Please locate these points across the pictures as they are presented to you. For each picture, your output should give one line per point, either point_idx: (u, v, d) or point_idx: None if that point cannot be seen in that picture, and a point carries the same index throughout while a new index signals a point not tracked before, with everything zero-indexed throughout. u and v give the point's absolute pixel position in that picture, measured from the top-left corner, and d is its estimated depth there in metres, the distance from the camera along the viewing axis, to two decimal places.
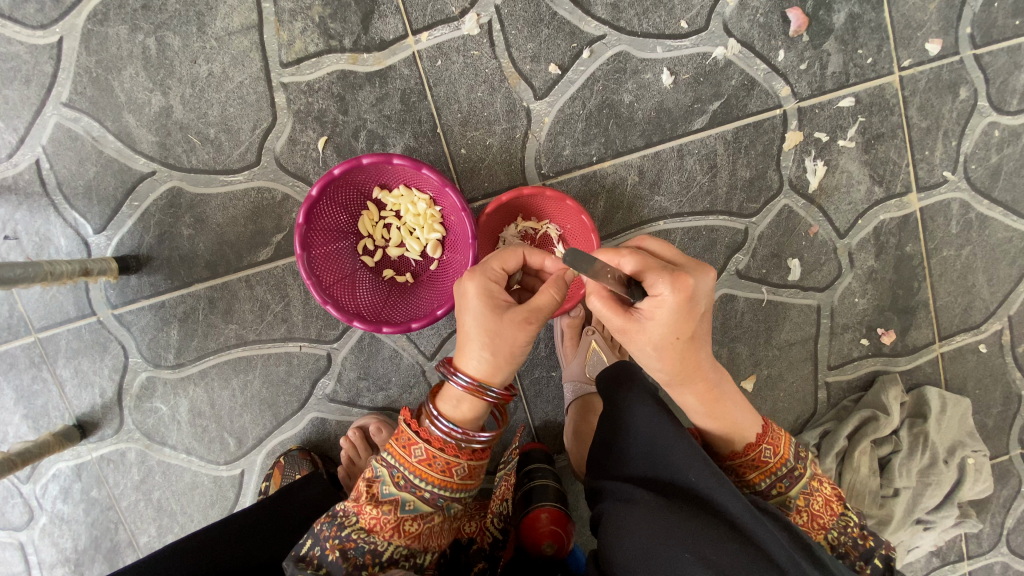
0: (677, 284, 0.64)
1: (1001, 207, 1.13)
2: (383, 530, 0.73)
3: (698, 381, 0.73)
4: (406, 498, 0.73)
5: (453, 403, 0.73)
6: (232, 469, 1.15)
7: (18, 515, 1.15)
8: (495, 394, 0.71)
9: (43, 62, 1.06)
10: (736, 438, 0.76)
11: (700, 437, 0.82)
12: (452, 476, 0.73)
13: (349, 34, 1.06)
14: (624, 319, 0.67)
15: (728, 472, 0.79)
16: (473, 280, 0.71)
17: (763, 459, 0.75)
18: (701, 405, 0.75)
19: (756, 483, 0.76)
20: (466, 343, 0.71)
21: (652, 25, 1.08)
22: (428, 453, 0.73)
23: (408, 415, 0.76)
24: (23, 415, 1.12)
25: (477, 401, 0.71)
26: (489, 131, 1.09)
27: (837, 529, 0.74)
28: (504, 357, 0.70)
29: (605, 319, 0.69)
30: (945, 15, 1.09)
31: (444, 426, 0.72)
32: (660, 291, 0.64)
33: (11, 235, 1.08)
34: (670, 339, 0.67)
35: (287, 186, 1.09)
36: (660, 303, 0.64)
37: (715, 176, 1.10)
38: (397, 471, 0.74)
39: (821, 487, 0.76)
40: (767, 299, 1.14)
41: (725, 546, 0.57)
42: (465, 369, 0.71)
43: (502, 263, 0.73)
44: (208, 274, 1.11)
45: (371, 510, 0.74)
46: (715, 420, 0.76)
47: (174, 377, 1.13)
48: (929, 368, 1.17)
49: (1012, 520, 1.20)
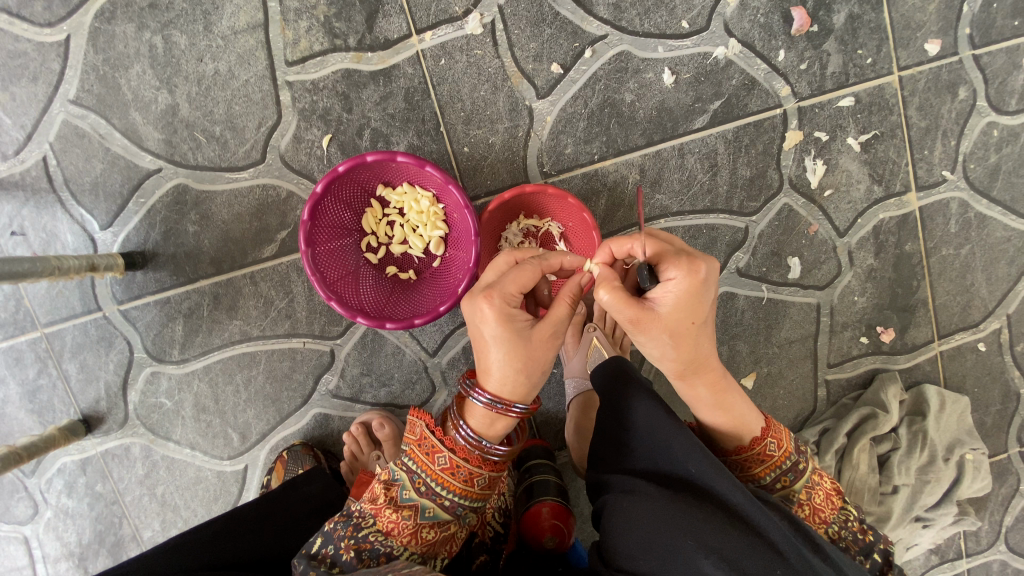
0: (696, 270, 0.68)
1: (1001, 207, 1.14)
2: (401, 535, 0.74)
3: (707, 371, 0.74)
4: (426, 504, 0.74)
5: (482, 419, 0.73)
6: (236, 464, 1.16)
7: (23, 509, 1.16)
8: (520, 409, 0.72)
9: (51, 59, 1.08)
10: (738, 433, 0.76)
11: (703, 434, 0.81)
12: (473, 486, 0.74)
13: (354, 33, 1.07)
14: (636, 309, 0.68)
15: (733, 466, 0.79)
16: (490, 302, 0.70)
17: (769, 452, 0.75)
18: (711, 395, 0.75)
19: (761, 477, 0.76)
20: (490, 363, 0.72)
21: (654, 25, 1.09)
22: (451, 462, 0.73)
23: (431, 421, 0.75)
24: (28, 409, 1.13)
25: (502, 417, 0.72)
26: (491, 129, 1.10)
27: (838, 523, 0.74)
28: (530, 373, 0.71)
29: (614, 313, 0.69)
30: (943, 16, 1.10)
31: (469, 435, 0.73)
32: (676, 275, 0.69)
33: (18, 231, 1.09)
34: (685, 325, 0.69)
35: (291, 183, 1.10)
36: (677, 286, 0.68)
37: (716, 175, 1.11)
38: (418, 476, 0.75)
39: (823, 481, 0.77)
40: (767, 297, 1.15)
41: (728, 533, 0.58)
42: (492, 389, 0.72)
43: (518, 286, 0.73)
44: (213, 270, 1.12)
45: (390, 514, 0.74)
46: (723, 413, 0.76)
47: (178, 372, 1.14)
48: (928, 367, 1.18)
49: (1011, 518, 1.20)
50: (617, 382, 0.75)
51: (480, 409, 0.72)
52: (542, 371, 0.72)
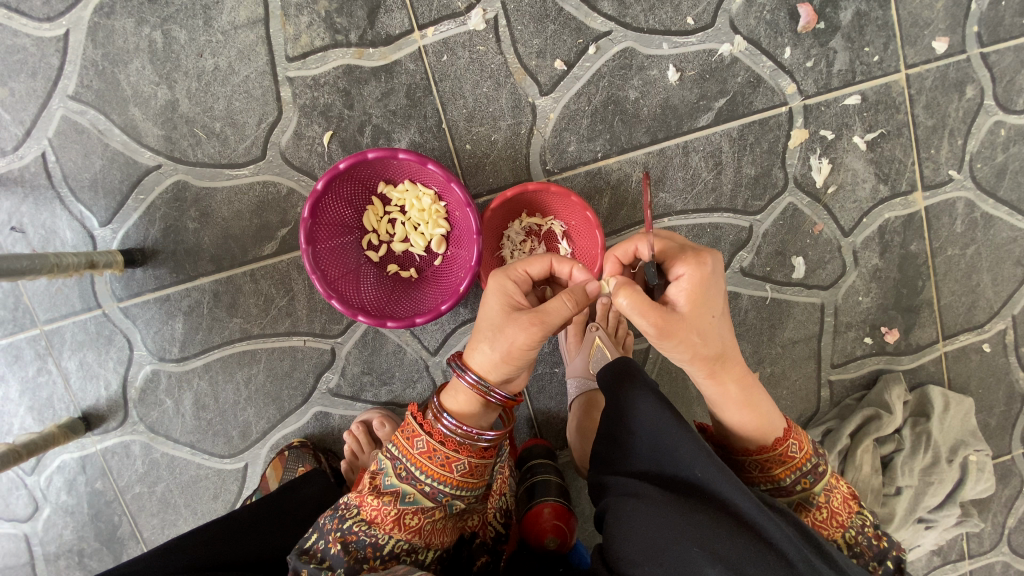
0: (700, 262, 0.69)
1: (1007, 207, 1.13)
2: (383, 523, 0.74)
3: (730, 370, 0.73)
4: (406, 490, 0.74)
5: (454, 397, 0.76)
6: (237, 462, 1.16)
7: (22, 506, 1.15)
8: (502, 396, 0.74)
9: (50, 55, 1.07)
10: (758, 436, 0.74)
11: (721, 436, 0.80)
12: (452, 472, 0.74)
13: (355, 29, 1.06)
14: (659, 313, 0.66)
15: (751, 467, 0.77)
16: (493, 277, 0.76)
17: (791, 453, 0.74)
18: (740, 396, 0.73)
19: (782, 478, 0.75)
20: (475, 338, 0.74)
21: (658, 21, 1.07)
22: (428, 446, 0.74)
23: (414, 408, 0.78)
24: (27, 406, 1.12)
25: (478, 398, 0.74)
26: (494, 127, 1.09)
27: (855, 528, 0.73)
28: (505, 355, 0.71)
29: (637, 322, 0.67)
30: (951, 14, 1.09)
31: (454, 427, 0.73)
32: (683, 271, 0.69)
33: (17, 227, 1.09)
34: (704, 321, 0.69)
35: (293, 180, 1.09)
36: (689, 282, 0.69)
37: (720, 173, 1.11)
38: (399, 462, 0.75)
39: (840, 485, 0.76)
40: (771, 297, 1.14)
41: (734, 541, 0.57)
42: (475, 367, 0.74)
43: (524, 267, 0.76)
44: (213, 268, 1.11)
45: (372, 501, 0.75)
46: (751, 413, 0.74)
47: (177, 370, 1.13)
48: (932, 368, 1.17)
49: (1014, 520, 1.20)
50: (625, 382, 0.73)
51: (465, 388, 0.74)
52: (519, 357, 0.71)
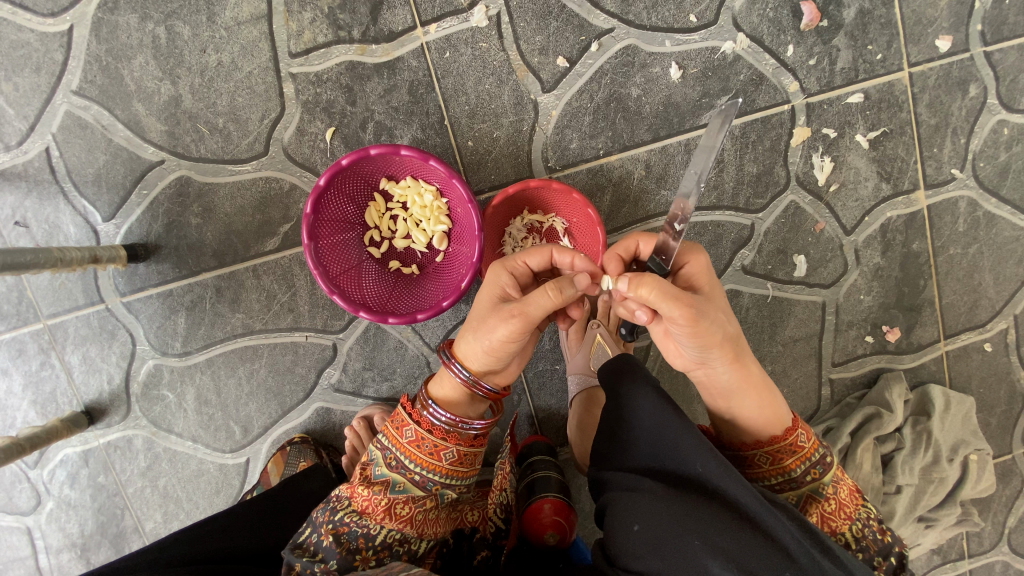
0: (695, 253, 0.74)
1: (1010, 206, 1.13)
2: (375, 513, 0.74)
3: (746, 356, 0.73)
4: (396, 479, 0.75)
5: (441, 387, 0.77)
6: (238, 457, 1.16)
7: (25, 499, 1.16)
8: (487, 389, 0.75)
9: (54, 49, 1.07)
10: (768, 430, 0.75)
11: (728, 437, 0.80)
12: (440, 460, 0.75)
13: (358, 25, 1.06)
14: (689, 300, 0.64)
15: (756, 461, 0.77)
16: (492, 269, 0.77)
17: (800, 443, 0.74)
18: (756, 390, 0.73)
19: (792, 469, 0.74)
20: (464, 331, 0.75)
21: (661, 18, 1.07)
22: (417, 434, 0.75)
23: (406, 399, 0.79)
24: (31, 400, 1.13)
25: (467, 390, 0.75)
26: (496, 123, 1.09)
27: (861, 521, 0.73)
28: (489, 347, 0.71)
29: (666, 311, 0.64)
30: (955, 12, 1.08)
31: (443, 416, 0.74)
32: (690, 261, 0.74)
33: (21, 222, 1.09)
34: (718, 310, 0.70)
35: (294, 176, 1.09)
36: (695, 273, 0.73)
37: (722, 172, 1.11)
38: (390, 452, 0.76)
39: (845, 477, 0.76)
40: (772, 295, 1.14)
41: (734, 534, 0.57)
42: (461, 357, 0.75)
43: (524, 260, 0.77)
44: (215, 263, 1.11)
45: (364, 491, 0.75)
46: (764, 408, 0.74)
47: (179, 365, 1.14)
48: (933, 367, 1.17)
49: (1014, 519, 1.20)
50: (627, 379, 0.74)
51: (452, 378, 0.75)
52: (502, 350, 0.71)
